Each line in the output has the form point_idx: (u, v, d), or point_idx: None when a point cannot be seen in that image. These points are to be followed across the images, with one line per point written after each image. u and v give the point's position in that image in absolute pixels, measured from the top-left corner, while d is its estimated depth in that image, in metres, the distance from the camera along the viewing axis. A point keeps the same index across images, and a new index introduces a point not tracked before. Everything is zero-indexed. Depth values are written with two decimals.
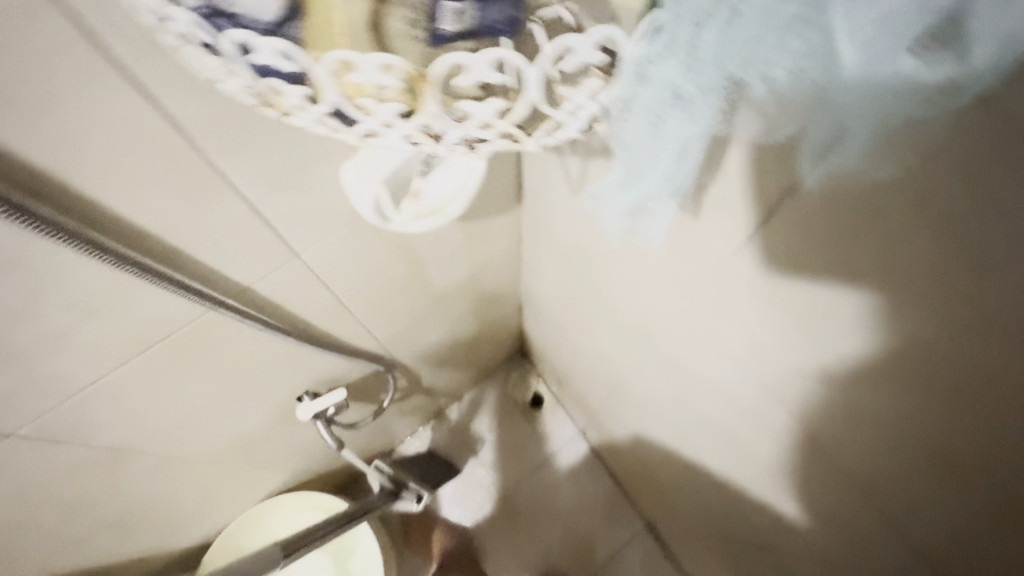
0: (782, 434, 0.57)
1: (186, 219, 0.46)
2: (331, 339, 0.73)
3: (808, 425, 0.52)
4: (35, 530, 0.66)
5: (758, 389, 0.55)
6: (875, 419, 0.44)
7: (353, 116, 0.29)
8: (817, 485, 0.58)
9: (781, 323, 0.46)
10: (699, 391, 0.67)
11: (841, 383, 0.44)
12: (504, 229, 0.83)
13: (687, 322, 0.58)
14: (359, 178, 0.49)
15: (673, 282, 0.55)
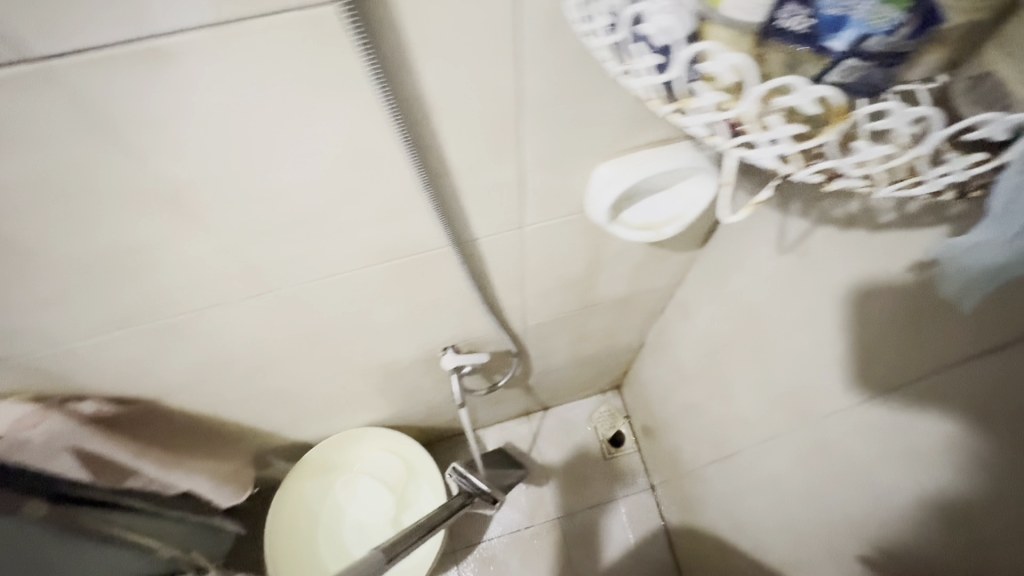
0: (825, 509, 0.66)
1: (478, 172, 0.50)
2: (499, 311, 0.81)
3: (848, 509, 0.61)
4: (209, 388, 0.74)
5: (834, 472, 0.63)
6: (915, 525, 0.53)
7: (743, 128, 0.33)
8: (833, 556, 0.67)
9: (874, 427, 0.55)
10: (783, 463, 0.72)
11: (896, 489, 0.54)
12: (675, 266, 0.86)
13: (810, 395, 0.63)
14: (607, 179, 0.55)
15: (816, 355, 0.60)
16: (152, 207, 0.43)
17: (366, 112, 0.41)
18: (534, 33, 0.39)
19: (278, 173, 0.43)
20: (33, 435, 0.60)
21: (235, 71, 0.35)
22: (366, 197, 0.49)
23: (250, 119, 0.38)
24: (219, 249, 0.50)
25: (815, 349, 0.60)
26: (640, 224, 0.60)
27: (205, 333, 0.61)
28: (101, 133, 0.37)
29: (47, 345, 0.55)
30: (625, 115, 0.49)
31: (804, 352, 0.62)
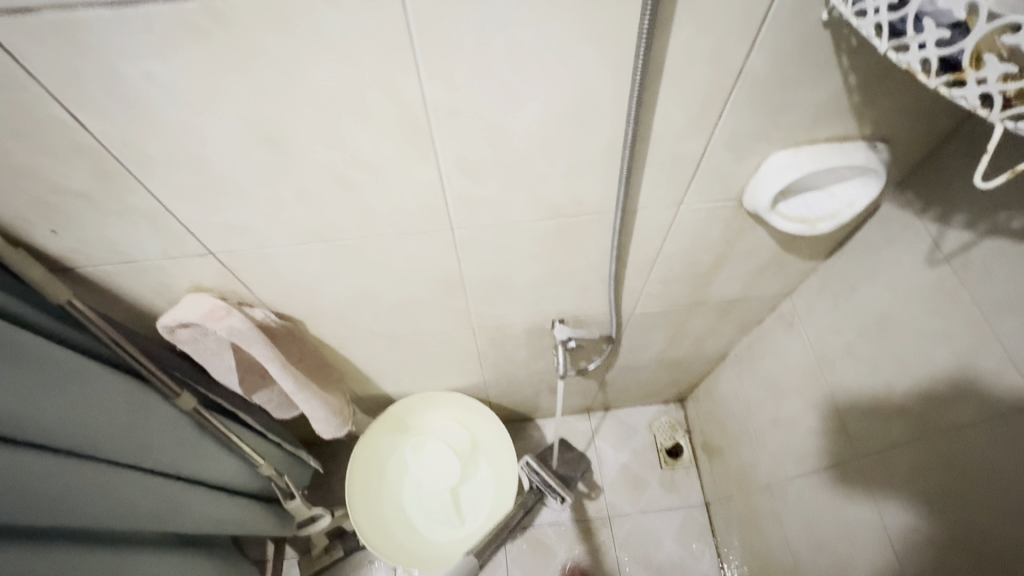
0: (945, 508, 0.63)
1: (670, 140, 0.54)
2: (618, 291, 0.84)
3: (982, 505, 0.59)
4: (347, 318, 0.81)
5: (964, 477, 0.61)
6: None
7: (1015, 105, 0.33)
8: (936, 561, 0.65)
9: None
10: (895, 469, 0.71)
11: None
12: (790, 274, 0.88)
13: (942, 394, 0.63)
14: (782, 166, 0.58)
15: (955, 350, 0.61)
16: (403, 129, 0.49)
17: (610, 65, 0.46)
18: (776, 13, 0.44)
19: (514, 113, 0.49)
20: (217, 329, 0.66)
21: (531, 13, 0.41)
22: (569, 149, 0.54)
23: (519, 59, 0.44)
24: (430, 180, 0.55)
25: (955, 347, 0.61)
26: (796, 217, 0.63)
27: (376, 260, 0.67)
28: (403, 55, 0.42)
29: (254, 247, 0.62)
30: (819, 105, 0.53)
31: (934, 352, 0.64)
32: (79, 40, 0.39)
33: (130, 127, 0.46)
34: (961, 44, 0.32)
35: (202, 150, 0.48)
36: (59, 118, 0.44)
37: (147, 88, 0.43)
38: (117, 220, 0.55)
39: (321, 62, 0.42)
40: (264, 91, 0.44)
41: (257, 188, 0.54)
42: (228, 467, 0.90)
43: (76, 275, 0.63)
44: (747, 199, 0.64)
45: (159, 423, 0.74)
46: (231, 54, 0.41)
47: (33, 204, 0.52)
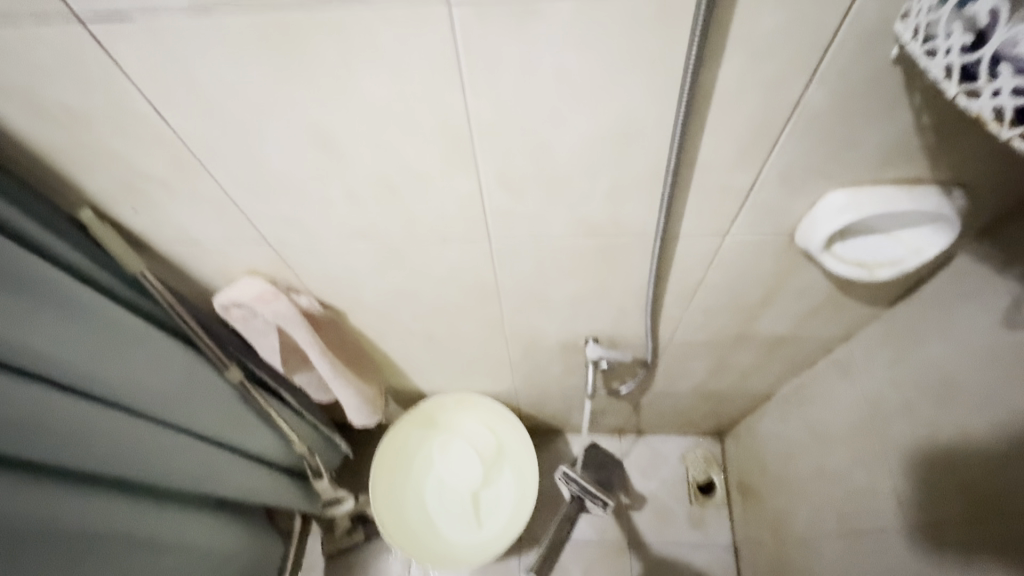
0: None
1: (717, 170, 0.53)
2: (656, 316, 0.82)
3: None
4: (385, 314, 0.84)
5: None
6: None
7: None
8: None
9: None
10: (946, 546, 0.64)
11: None
12: (847, 318, 0.82)
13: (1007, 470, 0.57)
14: (840, 207, 0.54)
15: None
16: (447, 141, 0.50)
17: (655, 91, 0.45)
18: (840, 46, 0.41)
19: (556, 133, 0.49)
20: (264, 311, 0.71)
21: (577, 38, 0.41)
22: (610, 171, 0.53)
23: (563, 80, 0.44)
24: (470, 191, 0.56)
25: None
26: (852, 260, 0.59)
27: (416, 262, 0.69)
28: (450, 71, 0.44)
29: (304, 239, 0.66)
30: (885, 145, 0.49)
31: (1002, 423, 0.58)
32: (164, 44, 0.43)
33: (202, 122, 0.50)
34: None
35: (263, 147, 0.52)
36: (144, 111, 0.49)
37: (219, 89, 0.47)
38: (187, 205, 0.61)
39: (372, 74, 0.44)
40: (321, 99, 0.47)
41: (309, 186, 0.57)
42: (266, 441, 0.95)
43: (150, 250, 0.70)
44: (799, 236, 0.60)
45: (209, 392, 0.81)
46: (292, 63, 0.44)
47: (120, 185, 0.58)
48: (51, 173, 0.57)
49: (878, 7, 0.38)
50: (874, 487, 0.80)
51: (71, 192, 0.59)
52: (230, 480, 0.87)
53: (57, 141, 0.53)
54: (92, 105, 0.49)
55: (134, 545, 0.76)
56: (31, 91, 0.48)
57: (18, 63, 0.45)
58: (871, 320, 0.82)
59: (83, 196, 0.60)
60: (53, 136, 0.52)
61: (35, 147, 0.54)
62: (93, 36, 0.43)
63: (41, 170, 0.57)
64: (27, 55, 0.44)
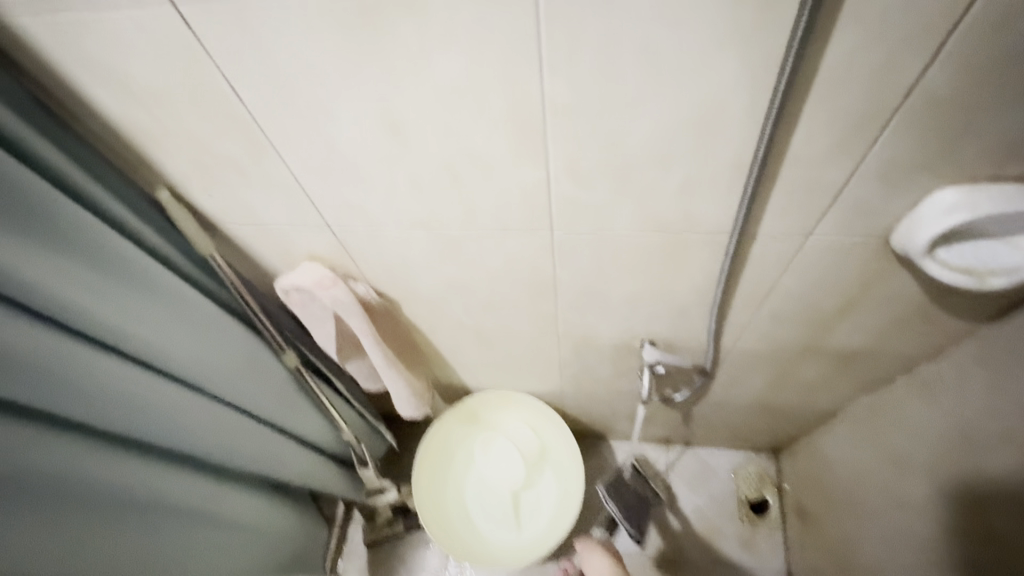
0: None
1: (808, 162, 0.48)
2: (720, 321, 0.77)
3: None
4: (438, 305, 0.83)
5: None
6: None
7: None
8: None
9: None
10: None
11: None
12: (937, 333, 0.75)
13: None
14: (951, 206, 0.48)
15: None
16: (518, 126, 0.49)
17: (747, 72, 0.42)
18: (973, 19, 0.36)
19: (633, 118, 0.46)
20: (323, 296, 0.72)
21: (667, 13, 0.38)
22: (687, 161, 0.50)
23: (647, 60, 0.42)
24: (537, 179, 0.54)
25: None
26: (958, 267, 0.53)
27: (474, 253, 0.68)
28: (527, 50, 0.42)
29: (365, 227, 0.66)
30: (1012, 136, 0.43)
31: None
32: (246, 23, 0.43)
33: (277, 104, 0.50)
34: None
35: (332, 130, 0.52)
36: (222, 91, 0.50)
37: (294, 70, 0.47)
38: (257, 188, 0.62)
39: (447, 54, 0.43)
40: (393, 80, 0.46)
41: (374, 171, 0.57)
42: (316, 427, 0.97)
43: (219, 233, 0.72)
44: (896, 239, 0.54)
45: (266, 375, 0.83)
46: (368, 43, 0.43)
47: (196, 167, 0.60)
48: (135, 153, 0.59)
49: None
50: (961, 521, 0.72)
51: (152, 172, 0.62)
52: (281, 462, 0.90)
53: (142, 122, 0.55)
54: (176, 86, 0.50)
55: (192, 517, 0.79)
56: (122, 71, 0.49)
57: (111, 44, 0.47)
58: (967, 336, 0.74)
59: (162, 177, 0.62)
60: (139, 117, 0.54)
61: (123, 128, 0.56)
62: (180, 16, 0.44)
63: (126, 151, 0.59)
64: (120, 37, 0.46)
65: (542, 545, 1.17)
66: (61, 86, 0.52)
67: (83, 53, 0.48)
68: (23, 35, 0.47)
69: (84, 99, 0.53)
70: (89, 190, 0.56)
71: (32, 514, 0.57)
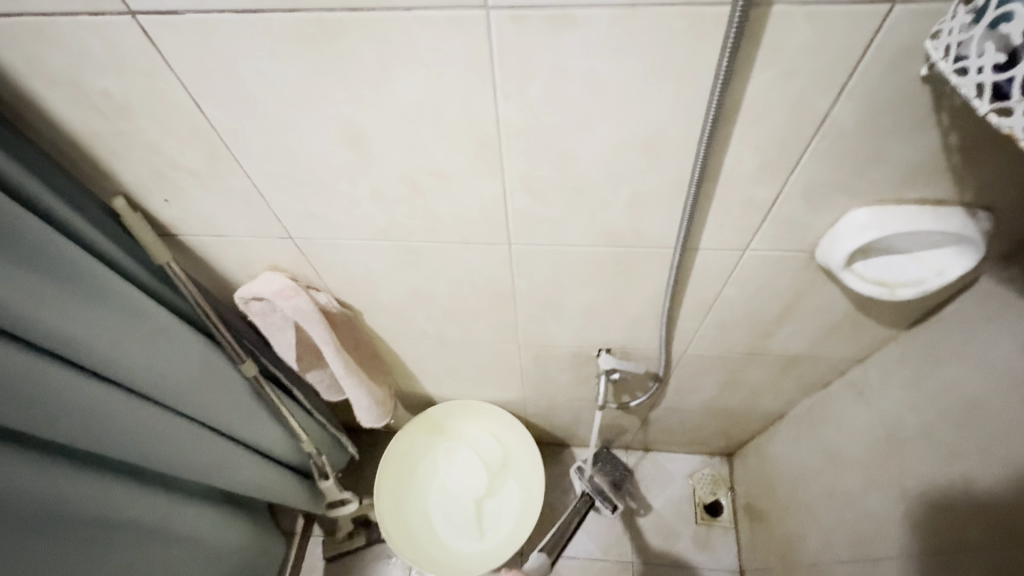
0: None
1: (740, 182, 0.53)
2: (670, 329, 0.82)
3: None
4: (401, 315, 0.85)
5: None
6: None
7: None
8: None
9: None
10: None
11: None
12: (864, 340, 0.82)
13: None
14: (863, 224, 0.54)
15: None
16: (476, 143, 0.51)
17: (681, 100, 0.46)
18: (870, 63, 0.41)
19: (581, 139, 0.50)
20: (284, 306, 0.72)
21: (609, 45, 0.42)
22: (632, 179, 0.54)
23: (593, 87, 0.45)
24: (494, 194, 0.57)
25: None
26: (873, 279, 0.59)
27: (435, 263, 0.70)
28: (483, 73, 0.45)
29: (327, 236, 0.67)
30: (911, 163, 0.49)
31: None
32: (209, 39, 0.45)
33: (238, 116, 0.51)
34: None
35: (294, 143, 0.54)
36: (183, 102, 0.51)
37: (257, 85, 0.48)
38: (217, 197, 0.62)
39: (405, 73, 0.45)
40: (354, 97, 0.48)
41: (337, 183, 0.58)
42: (274, 438, 0.96)
43: (177, 241, 0.71)
44: (820, 253, 0.60)
45: (223, 384, 0.82)
46: (330, 61, 0.45)
47: (154, 175, 0.60)
48: (89, 161, 0.59)
49: (909, 26, 0.39)
50: (889, 512, 0.78)
51: (107, 180, 0.61)
52: (237, 474, 0.88)
53: (98, 129, 0.55)
54: (135, 95, 0.50)
55: (139, 533, 0.77)
56: (80, 79, 0.49)
57: (68, 52, 0.47)
58: (888, 343, 0.81)
59: (117, 185, 0.62)
60: (95, 125, 0.54)
61: (77, 135, 0.56)
62: (141, 28, 0.44)
63: (79, 158, 0.59)
64: (78, 47, 0.46)
65: (504, 551, 1.18)
66: (12, 91, 0.51)
67: (38, 60, 0.48)
68: None
69: (37, 105, 0.53)
70: (34, 191, 0.55)
71: None
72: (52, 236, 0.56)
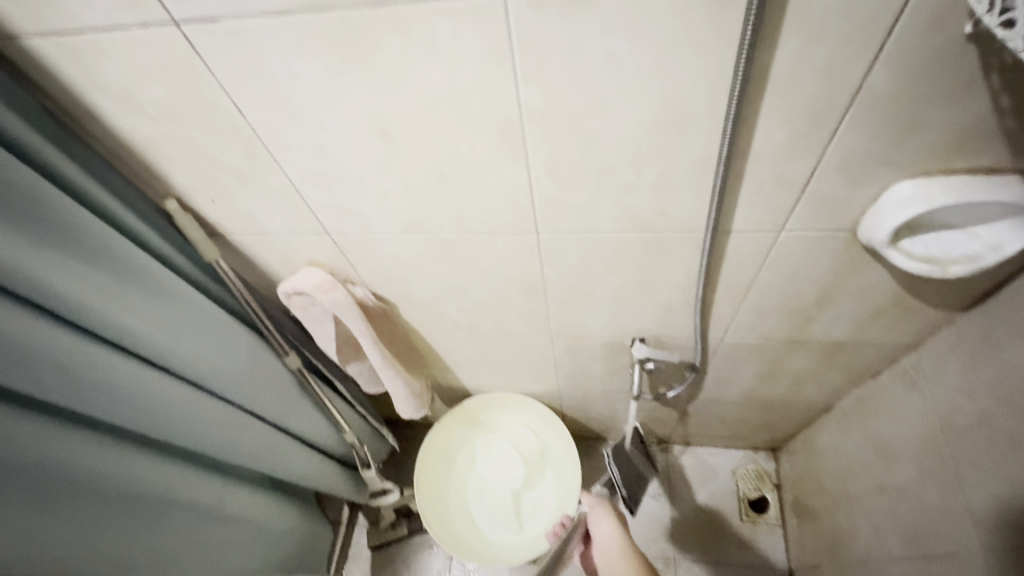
0: None
1: (769, 159, 0.52)
2: (704, 316, 0.80)
3: None
4: (434, 307, 0.87)
5: None
6: None
7: None
8: None
9: None
10: None
11: None
12: (917, 324, 0.77)
13: None
14: (906, 198, 0.51)
15: None
16: (498, 130, 0.52)
17: (702, 76, 0.45)
18: (905, 23, 0.39)
19: (604, 120, 0.50)
20: (323, 300, 0.75)
21: (627, 24, 0.42)
22: (658, 161, 0.53)
23: (614, 69, 0.45)
24: (519, 181, 0.58)
25: None
26: (921, 256, 0.56)
27: (465, 254, 0.72)
28: (502, 60, 0.45)
29: (361, 231, 0.69)
30: (958, 129, 0.46)
31: None
32: (244, 43, 0.47)
33: (274, 116, 0.54)
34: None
35: (327, 140, 0.56)
36: (224, 106, 0.54)
37: (291, 85, 0.51)
38: (258, 196, 0.66)
39: (426, 64, 0.47)
40: (381, 91, 0.50)
41: (368, 178, 0.60)
42: (318, 428, 1.00)
43: (224, 240, 0.76)
44: (862, 232, 0.57)
45: (271, 376, 0.86)
46: (356, 57, 0.47)
47: (201, 177, 0.64)
48: (144, 166, 0.63)
49: None
50: (945, 505, 0.73)
51: (160, 183, 0.66)
52: (284, 462, 0.93)
53: (151, 136, 0.59)
54: (181, 101, 0.54)
55: (196, 513, 0.82)
56: (133, 90, 0.53)
57: (123, 64, 0.51)
58: (943, 327, 0.76)
59: (170, 188, 0.66)
60: (148, 132, 0.59)
61: (133, 142, 0.60)
62: (185, 38, 0.47)
63: (136, 164, 0.64)
64: (131, 59, 0.50)
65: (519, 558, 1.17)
66: (77, 104, 0.56)
67: (98, 73, 0.52)
68: (43, 60, 0.52)
69: (98, 116, 0.57)
70: (92, 191, 0.59)
71: (49, 505, 0.61)
72: (102, 231, 0.60)
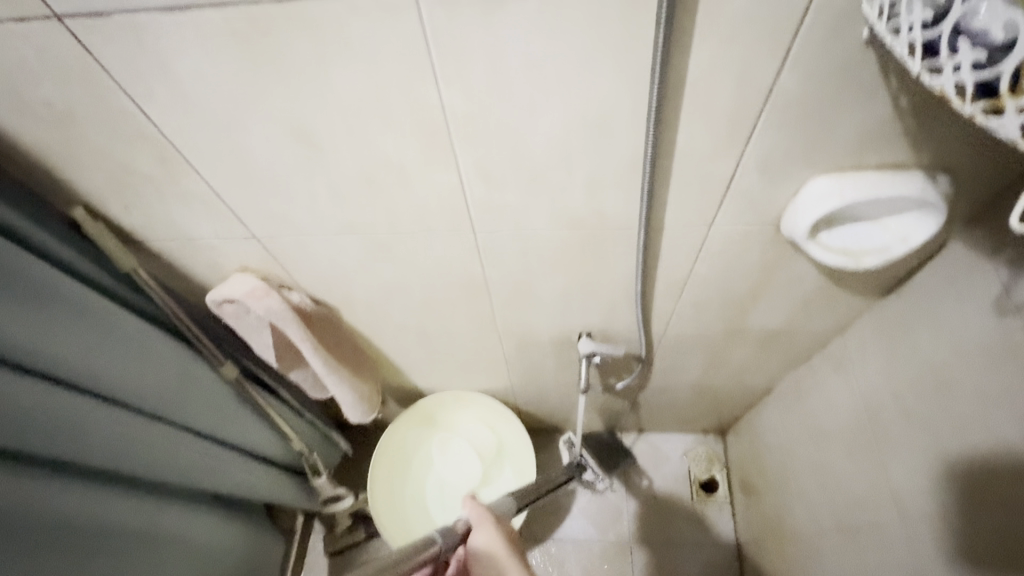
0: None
1: (693, 159, 0.53)
2: (647, 310, 0.82)
3: None
4: (378, 309, 0.84)
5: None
6: None
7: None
8: None
9: None
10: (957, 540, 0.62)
11: None
12: (842, 310, 0.81)
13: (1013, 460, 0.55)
14: (823, 193, 0.53)
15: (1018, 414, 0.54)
16: (424, 131, 0.51)
17: (623, 77, 0.45)
18: (809, 28, 0.41)
19: (531, 123, 0.49)
20: (256, 307, 0.72)
21: (545, 26, 0.41)
22: (587, 161, 0.53)
23: (535, 70, 0.45)
24: (452, 184, 0.57)
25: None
26: (838, 249, 0.59)
27: (403, 257, 0.70)
28: (420, 60, 0.44)
29: (291, 235, 0.66)
30: (864, 129, 0.49)
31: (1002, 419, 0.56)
32: (140, 39, 0.44)
33: (183, 119, 0.51)
34: (998, 66, 0.29)
35: (244, 143, 0.53)
36: (125, 107, 0.50)
37: (198, 86, 0.48)
38: (175, 202, 0.62)
39: (343, 65, 0.45)
40: (295, 91, 0.47)
41: (292, 181, 0.58)
42: (263, 439, 0.96)
43: (143, 248, 0.71)
44: (784, 226, 0.59)
45: (205, 389, 0.82)
46: (264, 55, 0.44)
47: (109, 182, 0.59)
48: (43, 171, 0.58)
49: None
50: (869, 481, 0.78)
51: (63, 189, 0.61)
52: (227, 477, 0.89)
53: (47, 140, 0.54)
54: (75, 101, 0.50)
55: (130, 540, 0.77)
56: (19, 90, 0.49)
57: (2, 61, 0.46)
58: (865, 312, 0.81)
59: (74, 194, 0.61)
60: (43, 135, 0.54)
61: (27, 147, 0.55)
62: (71, 33, 0.44)
63: (33, 170, 0.58)
64: (11, 56, 0.46)
65: None
66: None
67: None
68: None
69: None
70: None
71: None
72: None
